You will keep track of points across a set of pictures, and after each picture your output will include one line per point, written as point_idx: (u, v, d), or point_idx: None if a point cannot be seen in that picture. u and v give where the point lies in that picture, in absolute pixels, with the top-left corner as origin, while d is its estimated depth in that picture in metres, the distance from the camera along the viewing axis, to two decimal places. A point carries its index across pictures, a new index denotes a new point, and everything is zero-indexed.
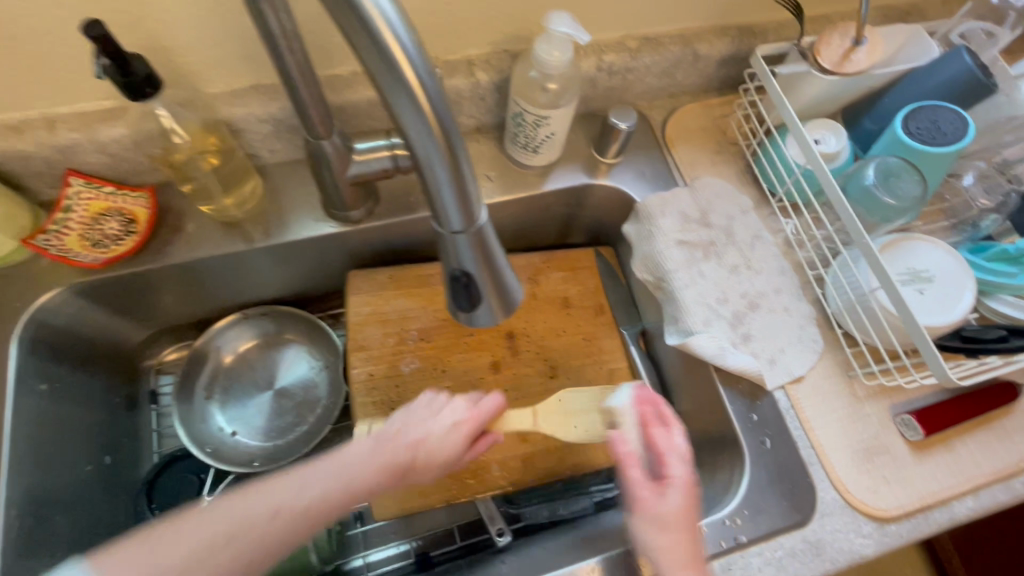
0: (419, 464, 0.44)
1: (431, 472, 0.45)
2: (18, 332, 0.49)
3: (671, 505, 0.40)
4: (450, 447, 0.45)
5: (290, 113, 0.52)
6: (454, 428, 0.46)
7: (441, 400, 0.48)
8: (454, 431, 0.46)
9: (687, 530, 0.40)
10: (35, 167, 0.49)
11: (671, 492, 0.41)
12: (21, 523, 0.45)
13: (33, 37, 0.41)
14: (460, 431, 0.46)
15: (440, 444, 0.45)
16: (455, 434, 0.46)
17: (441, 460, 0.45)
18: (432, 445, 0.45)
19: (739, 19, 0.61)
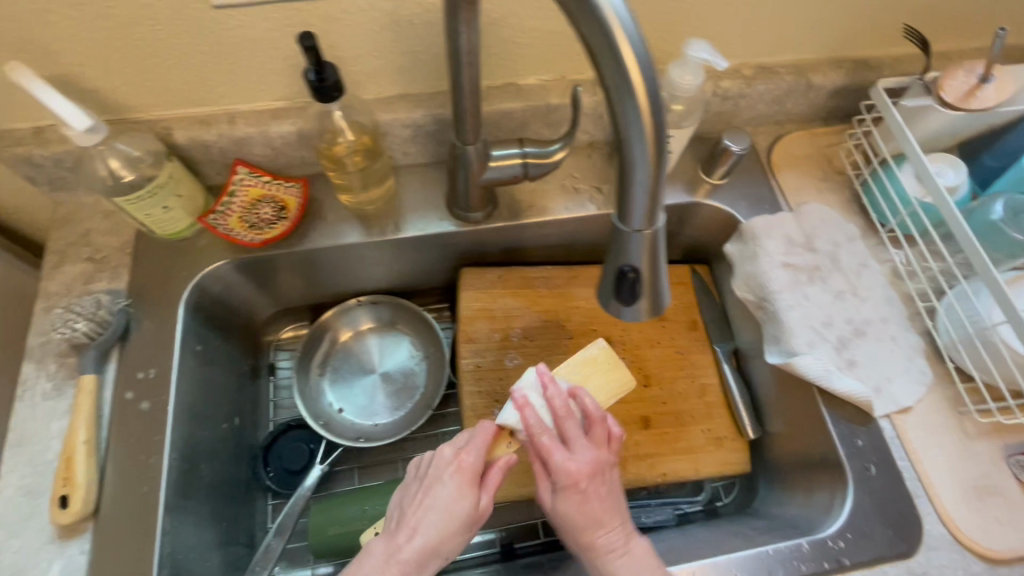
0: (442, 543, 0.48)
1: (463, 533, 0.49)
2: (185, 297, 0.56)
3: (562, 506, 0.49)
4: (459, 507, 0.48)
5: (429, 120, 0.58)
6: (449, 487, 0.49)
7: (428, 476, 0.50)
8: (450, 497, 0.49)
9: (589, 516, 0.49)
10: (212, 156, 0.56)
11: (560, 495, 0.49)
12: (179, 467, 0.51)
13: (239, 45, 0.48)
14: (453, 491, 0.49)
15: (446, 517, 0.48)
16: (452, 498, 0.49)
17: (460, 521, 0.48)
18: (441, 518, 0.48)
19: (857, 52, 0.62)
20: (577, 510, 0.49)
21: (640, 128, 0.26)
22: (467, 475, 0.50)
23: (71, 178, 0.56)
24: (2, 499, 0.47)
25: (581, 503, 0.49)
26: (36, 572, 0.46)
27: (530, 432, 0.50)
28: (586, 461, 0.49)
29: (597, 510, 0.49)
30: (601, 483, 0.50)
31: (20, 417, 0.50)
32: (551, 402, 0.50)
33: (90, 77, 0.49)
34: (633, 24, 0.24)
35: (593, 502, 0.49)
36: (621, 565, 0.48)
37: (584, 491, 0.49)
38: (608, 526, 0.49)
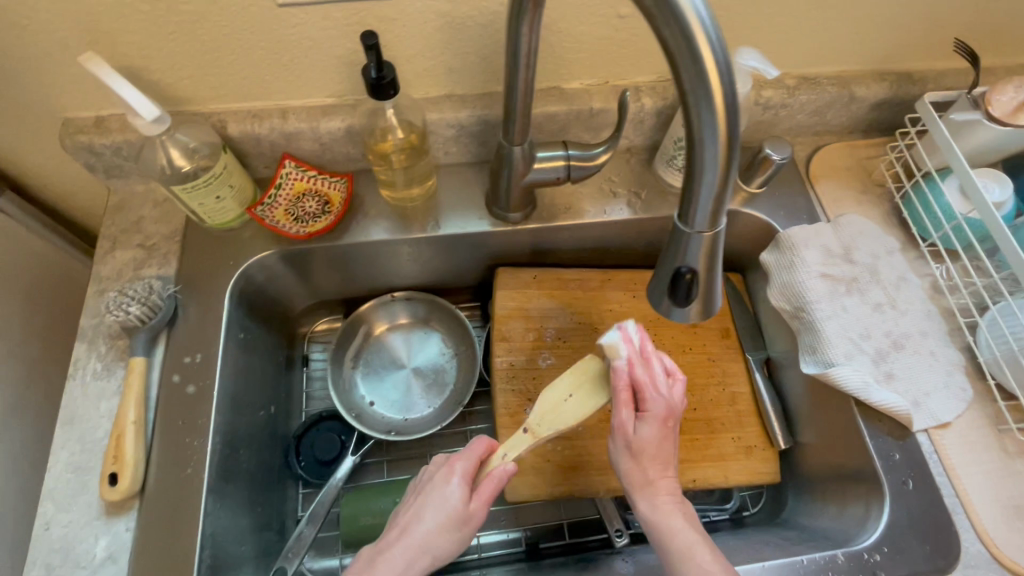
0: (433, 544, 0.47)
1: (456, 537, 0.47)
2: (231, 285, 0.57)
3: (645, 434, 0.49)
4: (450, 510, 0.47)
5: (475, 120, 0.59)
6: (443, 491, 0.48)
7: (427, 478, 0.51)
8: (442, 500, 0.48)
9: (661, 452, 0.49)
10: (262, 149, 0.58)
11: (646, 423, 0.49)
12: (222, 451, 0.52)
13: (298, 42, 0.50)
14: (446, 493, 0.48)
15: (439, 519, 0.47)
16: (444, 500, 0.48)
17: (451, 525, 0.47)
18: (432, 520, 0.47)
19: (901, 65, 0.62)
20: (655, 444, 0.49)
21: (714, 128, 0.27)
22: (460, 480, 0.49)
23: (127, 166, 0.58)
24: (52, 475, 0.49)
25: (661, 437, 0.49)
26: (83, 547, 0.47)
27: (631, 364, 0.48)
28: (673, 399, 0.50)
29: (667, 452, 0.50)
30: (674, 426, 0.51)
31: (71, 395, 0.52)
32: (647, 343, 0.50)
33: (155, 69, 0.50)
34: (718, 35, 0.25)
35: (666, 442, 0.50)
36: (678, 510, 0.48)
37: (662, 429, 0.49)
38: (670, 470, 0.50)
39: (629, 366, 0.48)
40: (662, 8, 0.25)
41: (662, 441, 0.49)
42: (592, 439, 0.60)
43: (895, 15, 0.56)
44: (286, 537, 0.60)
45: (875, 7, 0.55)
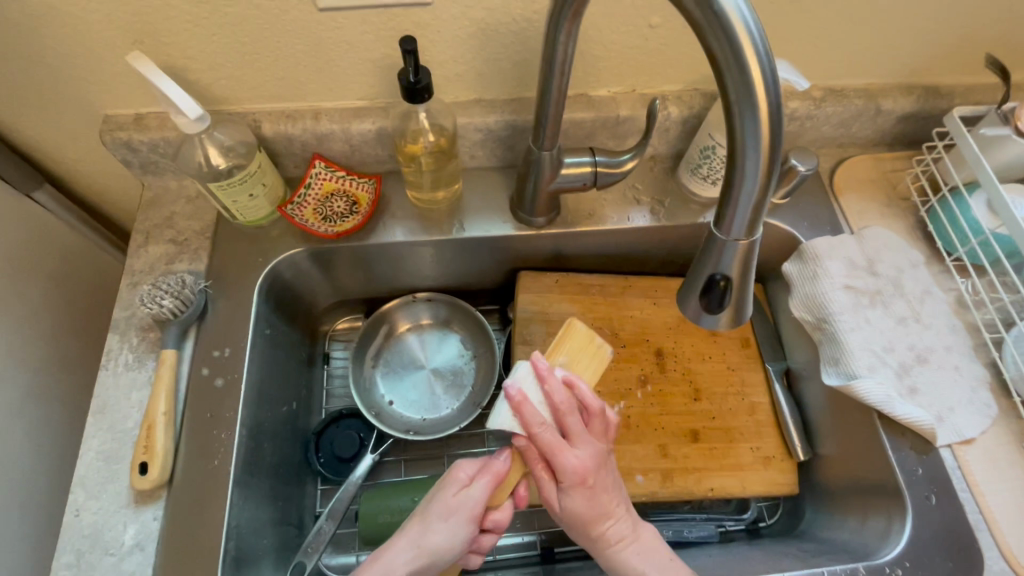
0: (436, 534, 0.47)
1: (456, 527, 0.48)
2: (259, 281, 0.58)
3: (571, 503, 0.49)
4: (448, 499, 0.49)
5: (503, 125, 0.59)
6: (447, 482, 0.50)
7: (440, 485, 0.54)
8: (443, 492, 0.49)
9: (594, 513, 0.49)
10: (294, 149, 0.59)
11: (567, 492, 0.49)
12: (248, 444, 0.53)
13: (335, 45, 0.51)
14: (445, 487, 0.50)
15: (442, 508, 0.48)
16: (445, 491, 0.49)
17: (448, 513, 0.48)
18: (434, 509, 0.49)
19: (929, 79, 0.62)
20: (587, 507, 0.49)
21: (757, 138, 0.27)
22: (460, 472, 0.50)
23: (162, 163, 0.60)
24: (83, 463, 0.50)
25: (589, 498, 0.50)
26: (112, 534, 0.48)
27: (528, 438, 0.49)
28: (590, 454, 0.49)
29: (607, 503, 0.50)
30: (602, 474, 0.50)
31: (103, 385, 0.53)
32: (550, 398, 0.49)
33: (195, 69, 0.52)
34: (765, 49, 0.26)
35: (598, 495, 0.50)
36: (633, 552, 0.50)
37: (587, 488, 0.49)
38: (616, 518, 0.50)
39: (529, 442, 0.49)
40: (711, 21, 0.26)
41: (592, 496, 0.49)
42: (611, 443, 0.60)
43: (924, 29, 0.57)
44: (304, 533, 0.60)
45: (905, 21, 0.56)
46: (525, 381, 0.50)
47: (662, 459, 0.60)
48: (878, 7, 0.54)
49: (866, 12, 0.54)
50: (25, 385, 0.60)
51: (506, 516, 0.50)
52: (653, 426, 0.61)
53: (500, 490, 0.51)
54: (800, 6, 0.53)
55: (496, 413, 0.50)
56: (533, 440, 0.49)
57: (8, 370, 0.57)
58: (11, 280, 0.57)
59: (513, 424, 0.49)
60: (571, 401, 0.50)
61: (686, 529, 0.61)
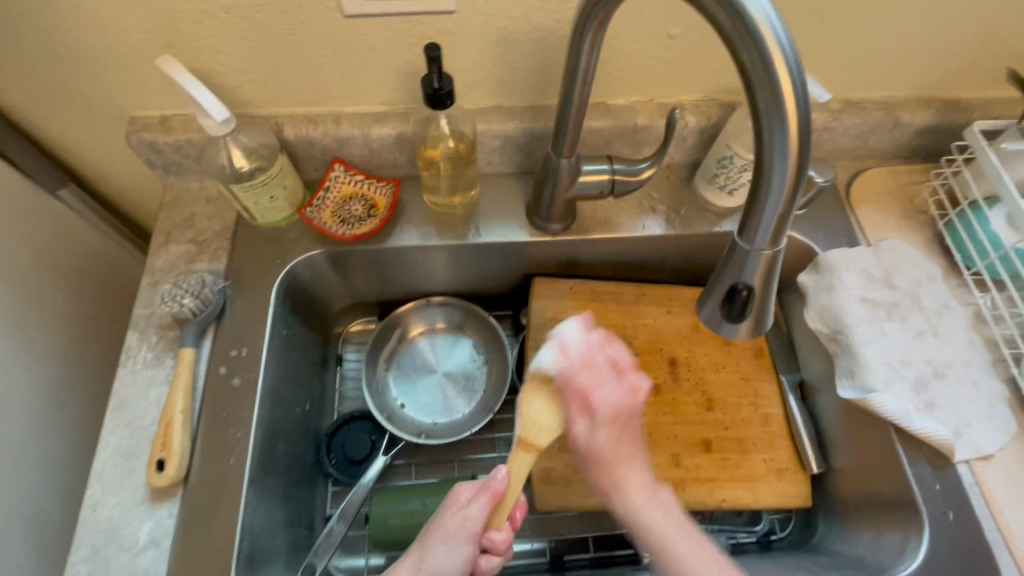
0: (435, 562, 0.47)
1: (456, 552, 0.47)
2: (277, 282, 0.59)
3: (601, 438, 0.50)
4: (446, 523, 0.48)
5: (521, 132, 0.60)
6: (447, 506, 0.49)
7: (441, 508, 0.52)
8: (442, 516, 0.48)
9: (620, 454, 0.50)
10: (314, 153, 0.60)
11: (598, 425, 0.49)
12: (263, 444, 0.53)
13: (359, 51, 0.52)
14: (444, 514, 0.49)
15: (439, 534, 0.47)
16: (444, 515, 0.48)
17: (447, 538, 0.47)
18: (433, 534, 0.48)
19: (948, 93, 0.62)
20: (609, 446, 0.50)
21: (785, 149, 0.28)
22: (458, 495, 0.49)
23: (185, 164, 0.61)
24: (101, 458, 0.50)
25: (614, 440, 0.50)
26: (127, 530, 0.48)
27: (567, 369, 0.49)
28: (619, 398, 0.50)
29: (626, 456, 0.51)
30: (628, 420, 0.51)
31: (122, 382, 0.53)
32: (586, 351, 0.50)
33: (221, 73, 0.53)
34: (796, 63, 0.26)
35: (620, 442, 0.50)
36: (650, 505, 0.49)
37: (611, 424, 0.50)
38: (638, 466, 0.51)
39: (563, 376, 0.49)
40: (742, 32, 0.27)
41: (617, 441, 0.50)
42: None
43: (944, 43, 0.57)
44: (315, 534, 0.60)
45: (924, 35, 0.56)
46: (571, 331, 0.51)
47: (673, 468, 0.59)
48: (898, 20, 0.54)
49: (885, 25, 0.54)
50: (44, 380, 0.60)
51: (507, 537, 0.48)
52: (665, 434, 0.61)
53: (500, 511, 0.49)
54: (820, 19, 0.53)
55: (541, 355, 0.50)
56: (568, 372, 0.49)
57: (28, 364, 0.58)
58: (34, 276, 0.58)
59: (554, 363, 0.49)
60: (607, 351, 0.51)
61: None
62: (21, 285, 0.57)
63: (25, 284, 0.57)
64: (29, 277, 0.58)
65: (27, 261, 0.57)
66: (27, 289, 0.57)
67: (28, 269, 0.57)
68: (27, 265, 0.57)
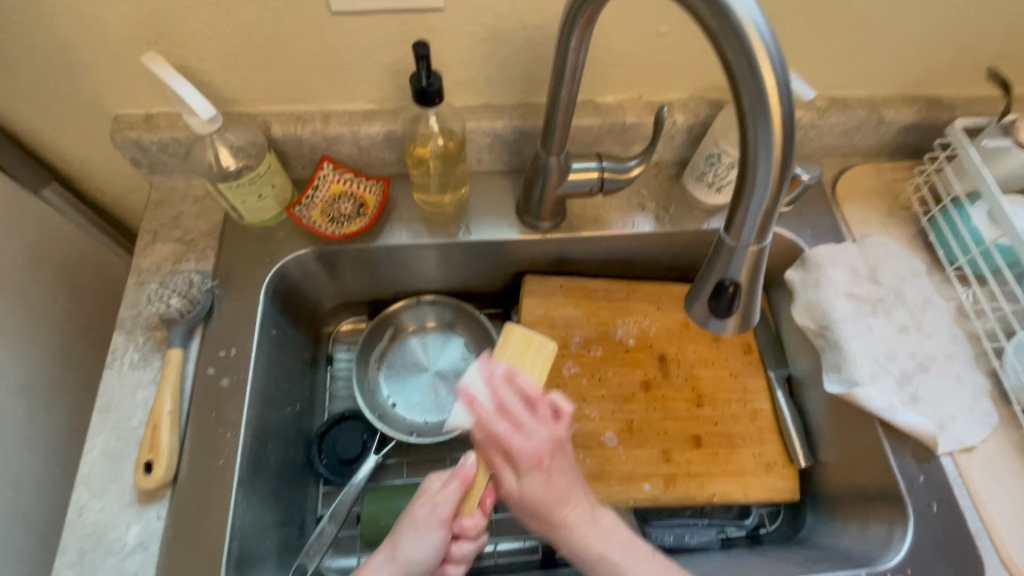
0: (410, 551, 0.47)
1: (428, 539, 0.48)
2: (266, 281, 0.59)
3: (532, 488, 0.50)
4: (414, 513, 0.49)
5: (510, 130, 0.60)
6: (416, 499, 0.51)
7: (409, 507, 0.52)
8: (412, 508, 0.49)
9: (555, 497, 0.50)
10: (302, 151, 0.59)
11: (525, 479, 0.50)
12: (253, 445, 0.53)
13: (347, 49, 0.52)
14: (415, 502, 0.50)
15: (410, 524, 0.48)
16: (414, 506, 0.49)
17: (418, 525, 0.48)
18: (403, 526, 0.49)
19: (931, 91, 0.63)
20: (539, 489, 0.50)
21: (770, 147, 0.28)
22: (424, 486, 0.51)
23: (171, 163, 0.60)
24: (88, 460, 0.50)
25: (546, 481, 0.50)
26: (115, 533, 0.47)
27: (482, 424, 0.52)
28: (544, 439, 0.51)
29: (558, 501, 0.50)
30: (558, 459, 0.51)
31: (108, 383, 0.53)
32: (499, 398, 0.53)
33: (207, 70, 0.52)
34: (780, 63, 0.27)
35: (549, 489, 0.50)
36: (595, 537, 0.50)
37: (539, 471, 0.50)
38: (575, 502, 0.51)
39: (480, 434, 0.51)
40: (726, 32, 0.27)
41: (553, 485, 0.50)
42: (614, 447, 0.60)
43: (927, 42, 0.58)
44: (306, 535, 0.60)
45: (908, 34, 0.57)
46: (475, 381, 0.55)
47: (664, 464, 0.60)
48: (883, 19, 0.55)
49: (870, 25, 0.55)
50: (28, 382, 0.59)
51: (477, 523, 0.49)
52: (655, 430, 0.61)
53: (470, 496, 0.51)
54: (806, 17, 0.54)
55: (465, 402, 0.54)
56: (485, 430, 0.51)
57: (11, 367, 0.57)
58: (16, 276, 0.57)
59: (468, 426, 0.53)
60: (517, 386, 0.53)
61: (688, 534, 0.61)
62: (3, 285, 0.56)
63: (7, 285, 0.56)
64: (11, 278, 0.57)
65: (9, 262, 0.56)
66: (8, 290, 0.56)
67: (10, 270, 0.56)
68: (10, 266, 0.56)
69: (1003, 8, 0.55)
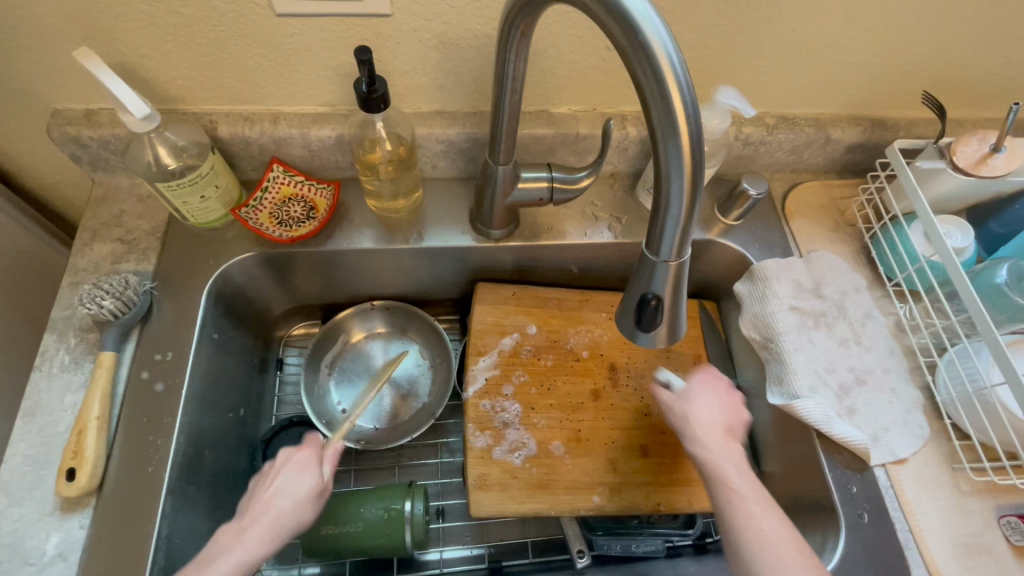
0: (286, 516, 0.46)
1: (310, 506, 0.47)
2: (209, 284, 0.57)
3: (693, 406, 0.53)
4: (292, 480, 0.48)
5: (463, 137, 0.60)
6: (279, 465, 0.49)
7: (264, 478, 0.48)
8: (303, 477, 0.48)
9: (710, 422, 0.52)
10: (251, 152, 0.58)
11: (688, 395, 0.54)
12: (186, 452, 0.52)
13: (294, 51, 0.51)
14: (305, 472, 0.49)
15: (289, 486, 0.47)
16: (304, 476, 0.48)
17: (299, 491, 0.47)
18: (271, 490, 0.47)
19: (874, 111, 0.66)
20: (694, 401, 0.53)
21: (680, 165, 0.28)
22: (296, 453, 0.50)
23: (114, 160, 0.59)
24: (8, 468, 0.48)
25: (709, 406, 0.53)
26: (32, 543, 0.45)
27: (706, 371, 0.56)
28: (715, 385, 0.55)
29: (707, 419, 0.52)
30: (734, 411, 0.53)
31: (36, 386, 0.51)
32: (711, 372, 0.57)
33: (150, 68, 0.51)
34: (687, 83, 0.27)
35: (701, 410, 0.53)
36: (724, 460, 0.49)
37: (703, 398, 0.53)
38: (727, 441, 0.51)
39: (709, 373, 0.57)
40: (636, 50, 0.27)
41: (706, 412, 0.53)
42: (560, 456, 0.60)
43: (867, 66, 0.60)
44: None
45: (849, 57, 0.58)
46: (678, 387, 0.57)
47: (609, 473, 0.60)
48: (825, 42, 0.56)
49: (812, 46, 0.57)
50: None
51: None
52: (603, 440, 0.61)
53: None
54: (753, 36, 0.55)
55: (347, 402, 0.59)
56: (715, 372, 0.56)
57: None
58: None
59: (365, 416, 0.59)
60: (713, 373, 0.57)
61: (634, 544, 0.61)
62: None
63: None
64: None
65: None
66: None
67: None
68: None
69: (939, 36, 0.57)
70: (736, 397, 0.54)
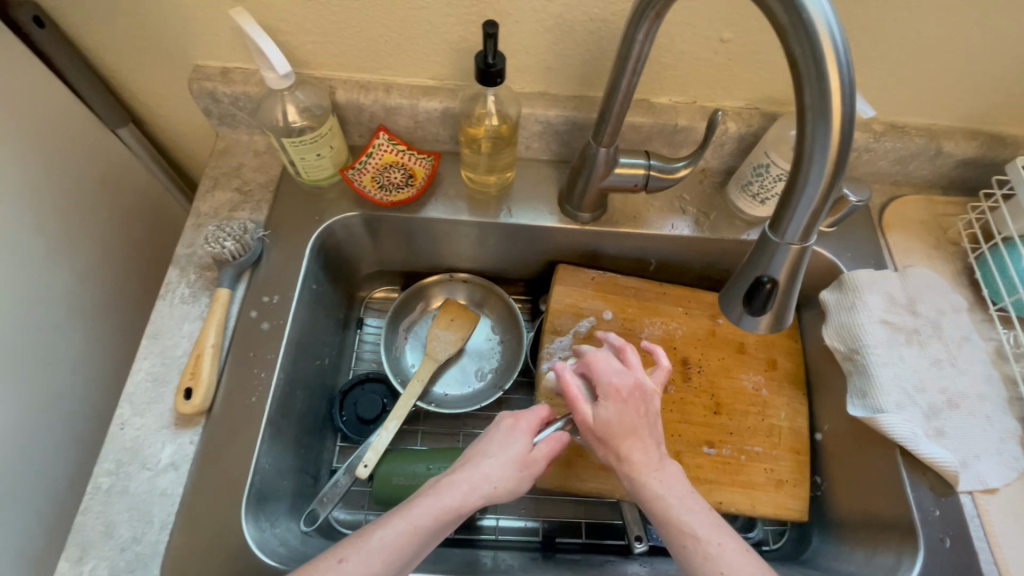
0: (482, 477, 0.46)
1: (509, 471, 0.47)
2: (313, 237, 0.62)
3: (599, 437, 0.49)
4: (511, 451, 0.48)
5: (562, 120, 0.61)
6: (499, 438, 0.49)
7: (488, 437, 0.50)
8: (512, 442, 0.49)
9: (623, 451, 0.48)
10: (362, 118, 0.62)
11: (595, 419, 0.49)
12: (283, 389, 0.56)
13: (418, 25, 0.54)
14: (517, 438, 0.49)
15: (498, 454, 0.48)
16: (511, 442, 0.49)
17: (515, 463, 0.47)
18: (487, 460, 0.47)
19: (993, 126, 0.62)
20: (600, 432, 0.49)
21: (825, 145, 0.29)
22: (512, 421, 0.51)
23: (239, 117, 0.63)
24: (133, 381, 0.53)
25: (611, 431, 0.48)
26: (150, 451, 0.50)
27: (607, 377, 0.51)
28: (612, 402, 0.49)
29: (636, 439, 0.48)
30: (636, 428, 0.48)
31: (159, 313, 0.56)
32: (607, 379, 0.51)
33: (285, 31, 0.55)
34: (847, 65, 0.28)
35: (625, 430, 0.48)
36: (660, 490, 0.46)
37: (606, 423, 0.49)
38: (651, 471, 0.47)
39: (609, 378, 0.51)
40: (797, 29, 0.28)
41: (617, 438, 0.48)
42: None
43: (995, 76, 0.57)
44: (319, 484, 0.62)
45: (978, 64, 0.56)
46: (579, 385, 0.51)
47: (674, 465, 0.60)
48: (953, 47, 0.54)
49: (937, 52, 0.54)
50: (74, 307, 0.63)
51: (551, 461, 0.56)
52: (670, 431, 0.62)
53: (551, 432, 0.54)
54: (875, 37, 0.53)
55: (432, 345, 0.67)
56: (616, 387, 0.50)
57: (60, 291, 0.60)
58: (72, 207, 0.61)
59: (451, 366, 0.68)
60: (630, 386, 0.50)
61: None
62: (59, 212, 0.59)
63: (61, 213, 0.59)
64: (64, 207, 0.60)
65: (64, 191, 0.60)
66: (63, 219, 0.60)
67: (61, 199, 0.60)
68: (64, 195, 0.60)
69: None
70: (627, 407, 0.49)
